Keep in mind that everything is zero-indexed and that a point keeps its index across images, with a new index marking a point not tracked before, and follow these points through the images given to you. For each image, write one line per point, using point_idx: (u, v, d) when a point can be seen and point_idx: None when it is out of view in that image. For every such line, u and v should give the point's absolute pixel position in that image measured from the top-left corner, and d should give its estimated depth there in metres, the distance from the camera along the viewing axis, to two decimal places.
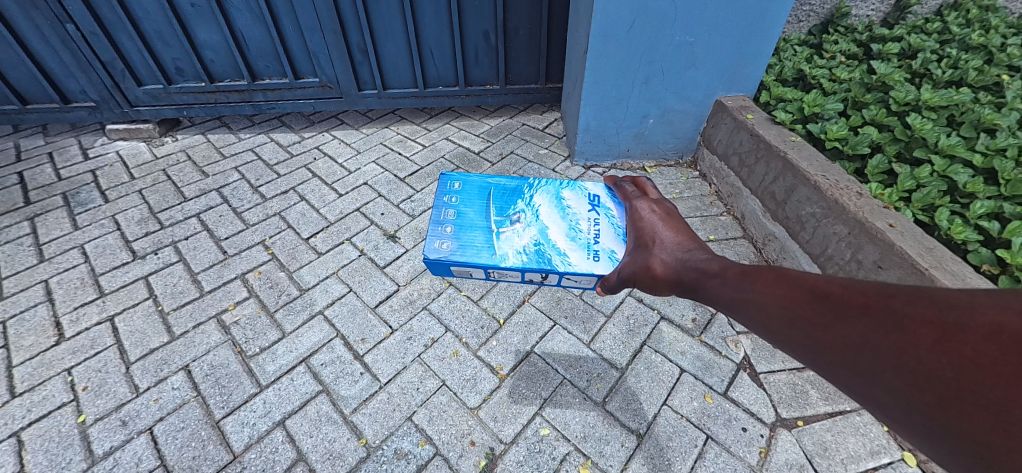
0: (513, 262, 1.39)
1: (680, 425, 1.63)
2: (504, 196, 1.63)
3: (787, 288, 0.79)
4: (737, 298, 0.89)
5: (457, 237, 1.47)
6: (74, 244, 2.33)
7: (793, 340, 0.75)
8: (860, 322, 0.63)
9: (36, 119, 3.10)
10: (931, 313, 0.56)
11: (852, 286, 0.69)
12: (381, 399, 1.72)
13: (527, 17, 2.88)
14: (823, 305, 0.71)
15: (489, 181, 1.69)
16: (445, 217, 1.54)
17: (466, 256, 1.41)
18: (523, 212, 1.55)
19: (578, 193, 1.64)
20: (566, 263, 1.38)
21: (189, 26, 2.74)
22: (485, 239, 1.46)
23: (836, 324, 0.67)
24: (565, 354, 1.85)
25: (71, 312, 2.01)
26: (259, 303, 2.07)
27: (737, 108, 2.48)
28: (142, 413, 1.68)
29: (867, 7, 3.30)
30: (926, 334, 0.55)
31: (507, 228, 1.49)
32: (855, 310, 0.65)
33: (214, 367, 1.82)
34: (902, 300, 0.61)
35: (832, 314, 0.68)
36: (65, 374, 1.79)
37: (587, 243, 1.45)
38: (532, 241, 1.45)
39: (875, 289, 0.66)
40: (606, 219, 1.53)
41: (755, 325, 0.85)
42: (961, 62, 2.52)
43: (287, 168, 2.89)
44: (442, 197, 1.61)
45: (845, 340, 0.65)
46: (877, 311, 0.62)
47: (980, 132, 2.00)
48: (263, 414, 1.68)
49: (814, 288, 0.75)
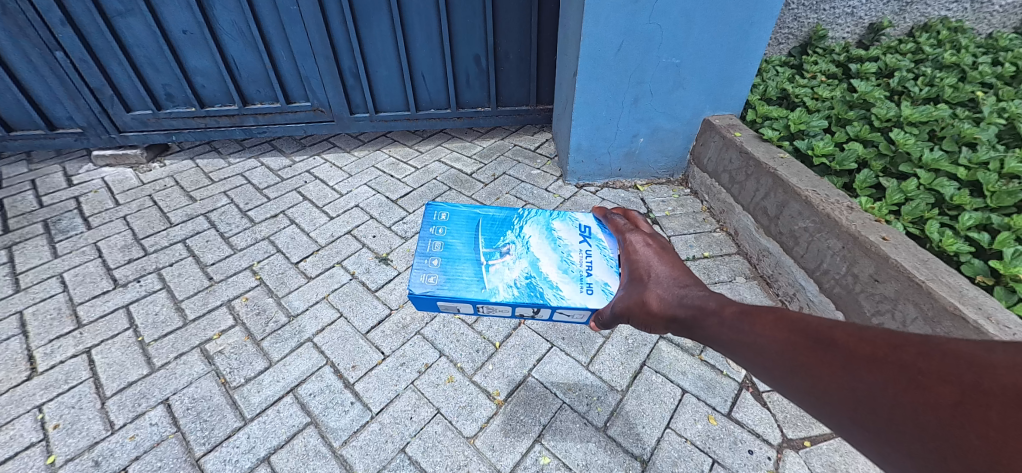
0: (503, 296, 1.35)
1: (685, 450, 1.57)
2: (493, 227, 1.61)
3: (787, 332, 0.77)
4: (735, 340, 0.86)
5: (445, 270, 1.44)
6: (54, 272, 2.26)
7: (796, 386, 0.72)
8: (870, 375, 0.60)
9: (20, 146, 3.04)
10: (947, 370, 0.54)
11: (857, 333, 0.67)
12: (373, 430, 1.64)
13: (517, 42, 2.95)
14: (828, 353, 0.67)
15: (478, 211, 1.68)
16: (432, 248, 1.51)
17: (453, 290, 1.37)
18: (513, 244, 1.53)
19: (568, 223, 1.63)
20: (559, 297, 1.35)
21: (180, 53, 2.76)
22: (474, 272, 1.43)
23: (843, 375, 0.64)
24: (564, 377, 1.80)
25: (46, 345, 1.92)
26: (246, 331, 1.99)
27: (724, 127, 2.52)
28: (117, 451, 1.58)
29: (842, 30, 3.44)
30: (946, 394, 0.52)
31: (497, 260, 1.47)
32: (863, 360, 0.62)
33: (196, 400, 1.73)
34: (914, 353, 0.59)
35: (837, 363, 0.65)
36: (35, 412, 1.69)
37: (580, 276, 1.42)
38: (523, 273, 1.43)
39: (882, 337, 0.64)
40: (598, 250, 1.52)
41: (753, 368, 0.82)
42: (937, 80, 2.61)
43: (276, 191, 2.85)
44: (428, 227, 1.59)
45: (856, 393, 0.61)
46: (888, 364, 0.60)
47: (961, 146, 2.04)
48: (247, 450, 1.59)
49: (816, 333, 0.72)
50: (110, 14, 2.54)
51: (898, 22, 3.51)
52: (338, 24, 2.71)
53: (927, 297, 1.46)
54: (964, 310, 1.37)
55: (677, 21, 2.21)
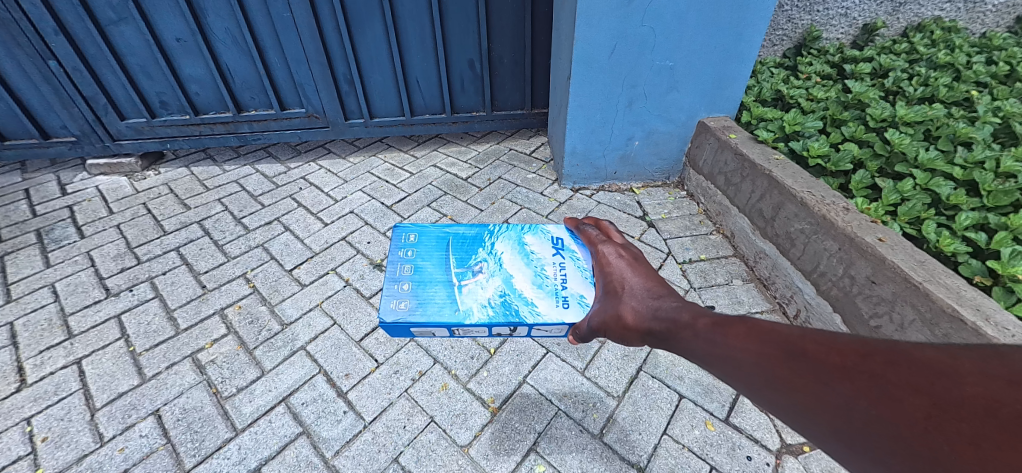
0: (478, 318, 1.34)
1: (682, 456, 1.55)
2: (464, 245, 1.59)
3: (759, 343, 0.75)
4: (710, 353, 0.83)
5: (416, 294, 1.42)
6: (45, 282, 2.24)
7: (771, 399, 0.70)
8: (842, 386, 0.59)
9: (14, 155, 3.03)
10: (915, 380, 0.54)
11: (826, 342, 0.66)
12: (366, 440, 1.61)
13: (511, 47, 2.95)
14: (801, 365, 0.66)
15: (448, 230, 1.66)
16: (402, 273, 1.49)
17: (426, 315, 1.36)
18: (485, 262, 1.52)
19: (540, 236, 1.62)
20: (534, 314, 1.34)
21: (174, 60, 2.75)
22: (447, 294, 1.41)
23: (816, 387, 0.63)
24: (559, 384, 1.78)
25: (36, 357, 1.90)
26: (238, 340, 1.97)
27: (719, 129, 2.52)
28: (106, 464, 1.55)
29: (836, 31, 3.45)
30: (916, 407, 0.52)
31: (469, 280, 1.45)
32: (834, 372, 0.61)
33: (186, 411, 1.71)
34: (881, 363, 0.58)
35: (810, 374, 0.64)
36: (24, 425, 1.67)
37: (555, 290, 1.42)
38: (497, 292, 1.41)
39: (850, 347, 0.63)
40: (571, 262, 1.51)
41: (728, 381, 0.80)
42: (931, 79, 2.60)
43: (271, 198, 2.84)
44: (397, 251, 1.57)
45: (830, 406, 0.60)
46: (858, 374, 0.59)
47: (957, 146, 2.03)
48: (237, 461, 1.56)
49: (786, 344, 0.71)
50: (103, 23, 2.54)
51: (891, 22, 3.52)
52: (331, 30, 2.71)
53: (924, 299, 1.45)
54: (962, 312, 1.36)
55: (670, 24, 2.21)
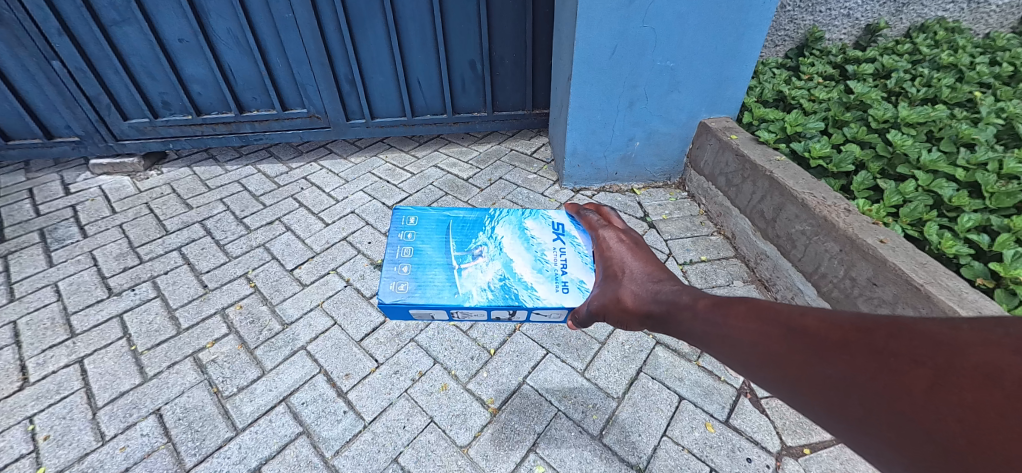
0: (477, 300, 1.33)
1: (682, 458, 1.55)
2: (464, 229, 1.59)
3: (760, 323, 0.76)
4: (711, 333, 0.84)
5: (416, 277, 1.42)
6: (48, 281, 2.25)
7: (772, 378, 0.71)
8: (843, 362, 0.60)
9: (18, 155, 3.05)
10: (916, 352, 0.54)
11: (827, 320, 0.67)
12: (366, 440, 1.62)
13: (512, 47, 2.95)
14: (803, 343, 0.67)
15: (448, 213, 1.66)
16: (402, 255, 1.48)
17: (426, 297, 1.35)
18: (486, 246, 1.51)
19: (541, 222, 1.62)
20: (534, 297, 1.33)
21: (176, 60, 2.77)
22: (447, 277, 1.41)
23: (818, 365, 0.63)
24: (559, 385, 1.78)
25: (39, 355, 1.91)
26: (239, 339, 1.98)
27: (720, 129, 2.51)
28: (107, 463, 1.56)
29: (838, 31, 3.44)
30: (916, 378, 0.52)
31: (469, 264, 1.44)
32: (836, 349, 0.62)
33: (187, 410, 1.71)
34: (883, 337, 0.59)
35: (809, 352, 0.65)
36: (26, 423, 1.68)
37: (554, 275, 1.42)
38: (497, 275, 1.41)
39: (851, 323, 0.64)
40: (572, 247, 1.51)
41: (729, 361, 0.81)
42: (933, 80, 2.59)
43: (273, 198, 2.85)
44: (397, 233, 1.56)
45: (830, 382, 0.61)
46: (859, 349, 0.59)
47: (959, 147, 2.02)
48: (237, 461, 1.57)
49: (788, 323, 0.72)
50: (106, 24, 2.55)
51: (894, 23, 3.51)
52: (333, 30, 2.72)
53: (926, 302, 1.44)
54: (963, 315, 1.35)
55: (670, 25, 2.20)
